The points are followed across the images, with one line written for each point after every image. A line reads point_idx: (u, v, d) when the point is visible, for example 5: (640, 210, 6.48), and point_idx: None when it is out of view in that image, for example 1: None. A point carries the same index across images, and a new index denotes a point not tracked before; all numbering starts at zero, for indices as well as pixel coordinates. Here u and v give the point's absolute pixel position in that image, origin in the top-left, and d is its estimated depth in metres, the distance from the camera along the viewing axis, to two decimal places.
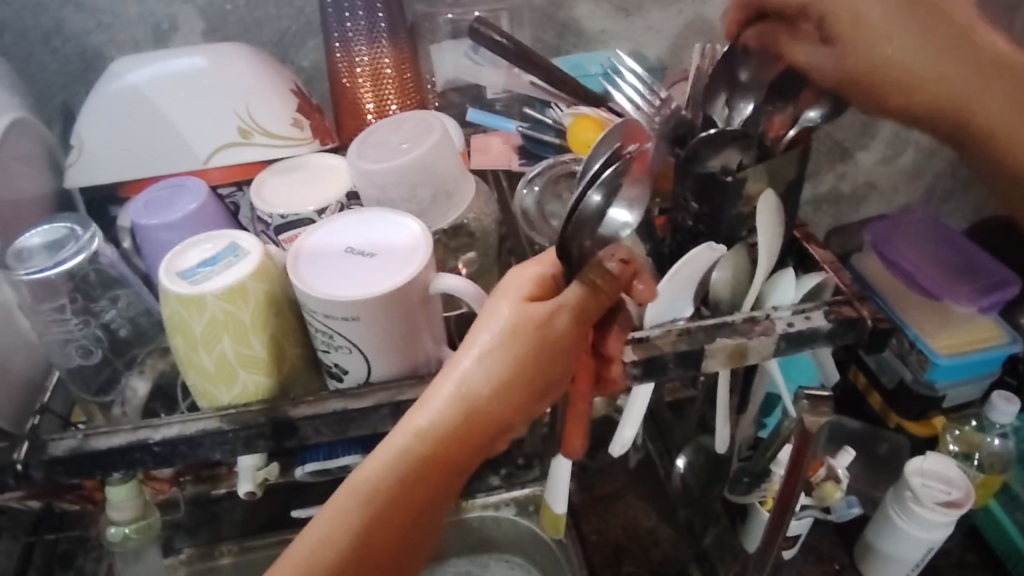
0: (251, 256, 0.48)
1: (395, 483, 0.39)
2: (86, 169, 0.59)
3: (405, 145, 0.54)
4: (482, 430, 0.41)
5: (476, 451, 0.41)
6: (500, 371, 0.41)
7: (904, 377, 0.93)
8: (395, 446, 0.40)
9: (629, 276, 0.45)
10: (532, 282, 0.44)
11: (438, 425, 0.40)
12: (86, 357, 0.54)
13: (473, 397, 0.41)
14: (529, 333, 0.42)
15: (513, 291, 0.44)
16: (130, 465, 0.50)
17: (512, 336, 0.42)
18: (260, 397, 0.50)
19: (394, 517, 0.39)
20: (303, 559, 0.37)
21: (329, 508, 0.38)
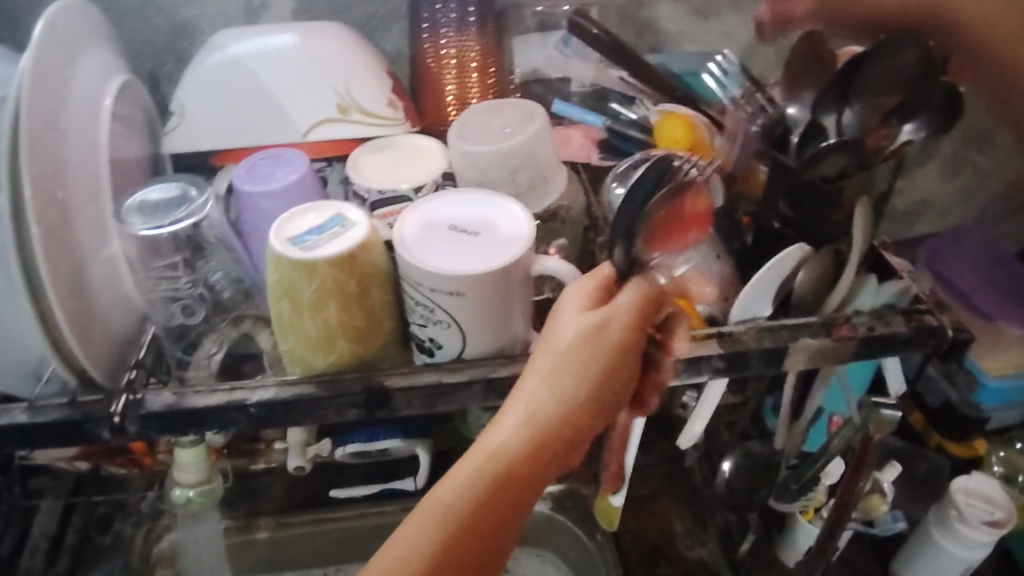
0: (358, 227, 0.50)
1: (472, 501, 0.41)
2: (187, 134, 0.61)
3: (508, 130, 0.56)
4: (550, 450, 0.43)
5: (548, 470, 0.43)
6: (569, 387, 0.44)
7: (950, 398, 0.94)
8: (472, 465, 0.42)
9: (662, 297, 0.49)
10: (584, 297, 0.47)
11: (513, 445, 0.43)
12: (187, 316, 0.56)
13: (543, 415, 0.43)
14: (588, 343, 0.45)
15: (569, 306, 0.47)
16: (223, 426, 0.51)
17: (576, 349, 0.45)
18: (354, 366, 0.52)
19: (475, 537, 0.40)
20: (385, 568, 0.39)
21: (409, 523, 0.40)
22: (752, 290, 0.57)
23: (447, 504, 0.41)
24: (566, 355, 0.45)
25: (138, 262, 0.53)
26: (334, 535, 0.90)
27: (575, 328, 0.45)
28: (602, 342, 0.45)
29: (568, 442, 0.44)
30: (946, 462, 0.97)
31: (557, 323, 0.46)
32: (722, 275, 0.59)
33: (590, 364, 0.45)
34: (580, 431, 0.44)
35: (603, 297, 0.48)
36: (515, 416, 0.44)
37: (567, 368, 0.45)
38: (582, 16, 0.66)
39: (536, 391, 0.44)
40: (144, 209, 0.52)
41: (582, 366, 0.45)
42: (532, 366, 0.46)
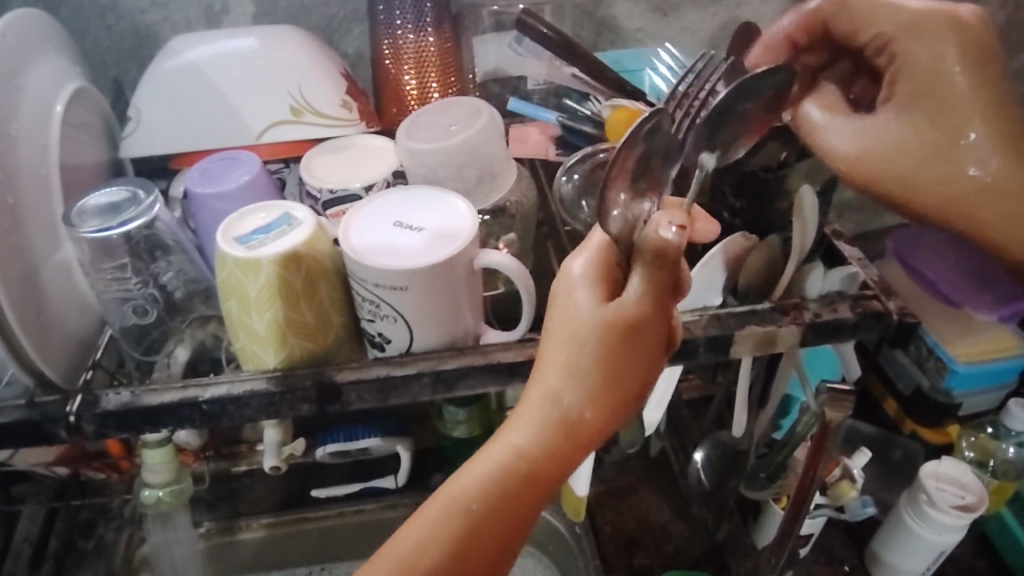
0: (304, 226, 0.51)
1: (491, 499, 0.43)
2: (143, 139, 0.62)
3: (455, 126, 0.57)
4: (569, 447, 0.44)
5: (569, 464, 0.44)
6: (589, 385, 0.43)
7: (921, 385, 0.95)
8: (490, 463, 0.43)
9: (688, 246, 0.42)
10: (600, 277, 0.45)
11: (535, 443, 0.43)
12: (142, 316, 0.57)
13: (563, 413, 0.43)
14: (609, 334, 0.43)
15: (587, 284, 0.44)
16: (179, 423, 0.51)
17: (595, 341, 0.43)
18: (305, 361, 0.53)
19: (492, 535, 0.43)
20: (404, 558, 0.42)
21: (427, 516, 0.43)
22: (700, 279, 0.58)
23: (464, 500, 0.43)
24: (584, 347, 0.43)
25: (88, 264, 0.53)
26: (313, 534, 0.91)
27: (592, 317, 0.43)
28: (623, 333, 0.43)
29: (589, 437, 0.44)
30: (921, 448, 0.99)
31: (574, 308, 0.44)
32: None
33: (607, 356, 0.43)
34: (600, 422, 0.44)
35: (616, 272, 0.45)
36: (535, 412, 0.44)
37: (586, 363, 0.43)
38: (532, 16, 0.67)
39: (556, 387, 0.44)
40: (91, 212, 0.53)
41: (601, 361, 0.43)
42: (550, 355, 0.44)
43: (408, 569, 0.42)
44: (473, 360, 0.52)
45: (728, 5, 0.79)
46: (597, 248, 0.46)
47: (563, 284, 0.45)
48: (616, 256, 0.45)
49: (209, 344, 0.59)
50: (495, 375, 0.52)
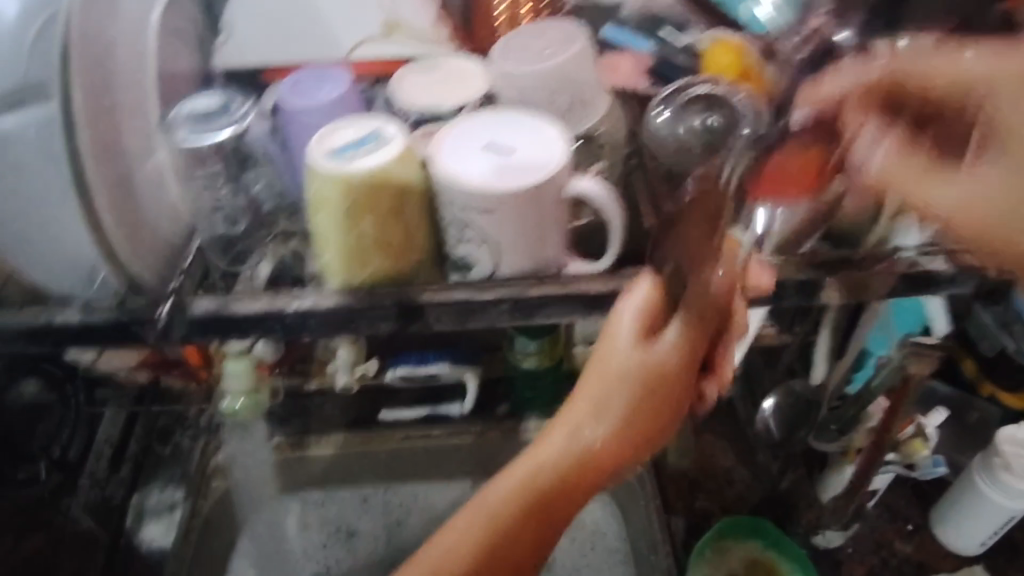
0: (395, 143, 0.51)
1: (516, 509, 0.48)
2: (236, 50, 0.62)
3: (547, 49, 0.56)
4: (635, 438, 0.49)
5: (590, 490, 0.49)
6: (615, 417, 0.49)
7: (1006, 347, 0.90)
8: (519, 477, 0.48)
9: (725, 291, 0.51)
10: (639, 316, 0.50)
11: (558, 461, 0.48)
12: (231, 227, 0.58)
13: (578, 451, 0.48)
14: (640, 381, 0.49)
15: (625, 327, 0.50)
16: (263, 334, 0.52)
17: (625, 382, 0.49)
18: (388, 280, 0.53)
19: (515, 543, 0.47)
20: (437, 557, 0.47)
21: (462, 521, 0.48)
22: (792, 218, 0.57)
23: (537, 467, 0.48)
24: (615, 384, 0.49)
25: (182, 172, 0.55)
26: (383, 455, 0.95)
27: (625, 364, 0.49)
28: (652, 375, 0.49)
29: (608, 473, 0.49)
30: (999, 412, 0.95)
31: (612, 347, 0.50)
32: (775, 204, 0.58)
33: (636, 390, 0.49)
34: (621, 452, 0.49)
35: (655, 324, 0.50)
36: (563, 436, 0.49)
37: (615, 399, 0.49)
38: None
39: (582, 426, 0.49)
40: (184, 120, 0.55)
41: (630, 403, 0.49)
42: (588, 380, 0.50)
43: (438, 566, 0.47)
44: (558, 289, 0.51)
45: None
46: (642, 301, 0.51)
47: (604, 332, 0.51)
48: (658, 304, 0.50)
49: (289, 261, 0.58)
50: (578, 305, 0.52)
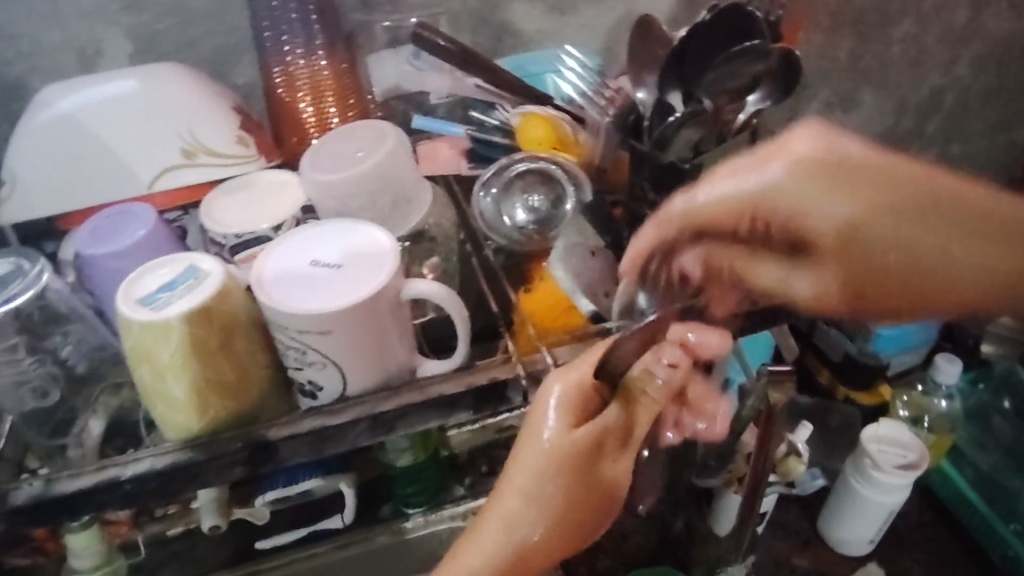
0: (212, 278, 0.47)
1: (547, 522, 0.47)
2: (23, 203, 0.57)
3: (361, 153, 0.53)
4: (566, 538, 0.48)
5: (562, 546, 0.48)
6: (550, 511, 0.47)
7: (848, 350, 0.98)
8: (534, 478, 0.47)
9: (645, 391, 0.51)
10: (574, 404, 0.48)
11: (538, 484, 0.47)
12: (42, 398, 0.50)
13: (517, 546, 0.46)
14: (568, 463, 0.47)
15: (558, 414, 0.48)
16: (99, 507, 0.48)
17: (555, 468, 0.47)
18: (230, 423, 0.49)
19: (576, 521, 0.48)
20: (534, 482, 0.47)
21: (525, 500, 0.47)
22: (632, 283, 0.55)
23: (623, 405, 0.50)
24: (537, 484, 0.47)
25: None
26: None
27: (556, 452, 0.47)
28: (583, 464, 0.48)
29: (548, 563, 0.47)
30: (857, 412, 1.01)
31: (536, 439, 0.47)
32: (600, 271, 0.56)
33: (553, 485, 0.47)
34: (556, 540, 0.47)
35: (592, 403, 0.49)
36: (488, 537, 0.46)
37: (535, 503, 0.46)
38: (426, 28, 0.64)
39: (512, 507, 0.46)
40: None
41: (561, 486, 0.47)
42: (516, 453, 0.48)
43: (537, 495, 0.46)
44: (412, 398, 0.49)
45: None
46: (577, 374, 0.49)
47: (538, 410, 0.48)
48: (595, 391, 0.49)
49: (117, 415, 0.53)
50: (436, 410, 0.50)
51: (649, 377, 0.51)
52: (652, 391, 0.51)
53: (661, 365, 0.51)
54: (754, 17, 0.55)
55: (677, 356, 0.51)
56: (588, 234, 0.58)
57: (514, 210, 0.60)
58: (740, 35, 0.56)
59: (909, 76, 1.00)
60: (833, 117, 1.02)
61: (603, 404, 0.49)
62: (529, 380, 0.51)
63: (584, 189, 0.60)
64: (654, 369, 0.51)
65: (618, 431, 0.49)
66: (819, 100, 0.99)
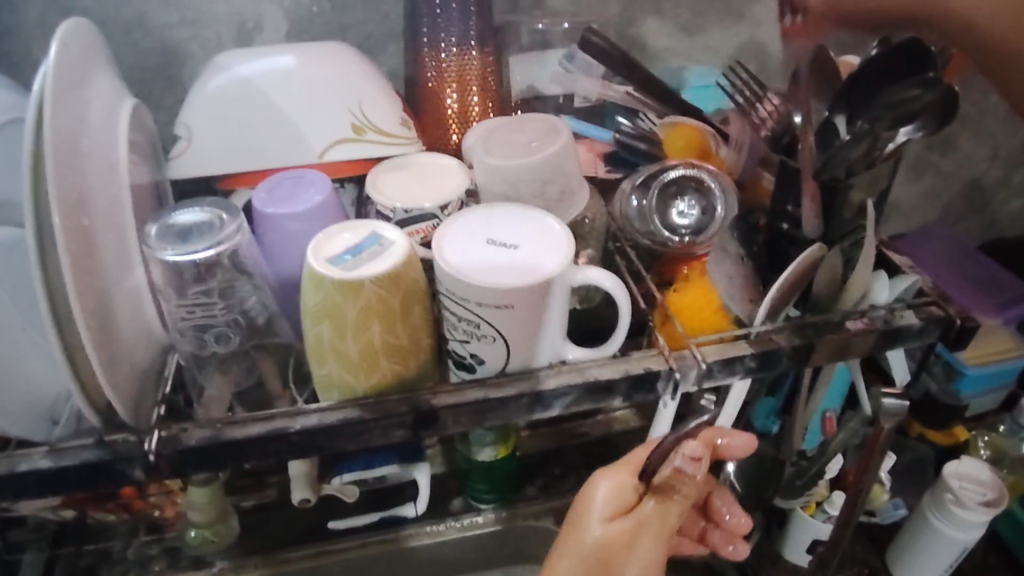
0: (398, 246, 0.49)
1: None
2: (196, 156, 0.59)
3: (535, 143, 0.56)
4: None
5: None
6: None
7: (931, 388, 1.01)
8: (571, 566, 0.50)
9: (685, 487, 0.52)
10: (614, 496, 0.52)
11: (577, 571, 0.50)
12: (223, 343, 0.53)
13: None
14: (606, 552, 0.50)
15: (596, 506, 0.52)
16: (266, 455, 0.50)
17: (594, 555, 0.50)
18: (393, 388, 0.51)
19: None
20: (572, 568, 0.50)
21: None
22: (781, 292, 0.56)
23: (658, 500, 0.51)
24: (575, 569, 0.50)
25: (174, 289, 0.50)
26: (336, 569, 0.77)
27: (595, 541, 0.50)
28: (620, 552, 0.51)
29: None
30: (930, 451, 1.02)
31: (582, 527, 0.51)
32: (744, 277, 0.58)
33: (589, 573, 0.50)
34: None
35: (632, 494, 0.52)
36: None
37: None
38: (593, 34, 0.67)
39: None
40: (176, 226, 0.51)
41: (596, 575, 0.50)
42: (565, 538, 0.52)
43: None
44: (571, 379, 0.51)
45: (749, 25, 0.81)
46: (625, 470, 0.53)
47: (584, 500, 0.52)
48: (636, 488, 0.52)
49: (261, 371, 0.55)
50: (590, 393, 0.52)
51: (677, 475, 0.52)
52: (689, 484, 0.52)
53: (686, 457, 0.52)
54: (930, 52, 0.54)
55: (699, 449, 0.53)
56: (733, 243, 0.60)
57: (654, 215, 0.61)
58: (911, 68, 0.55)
59: (1003, 128, 1.02)
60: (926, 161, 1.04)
61: (644, 496, 0.52)
62: (680, 373, 0.53)
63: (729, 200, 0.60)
64: (684, 462, 0.52)
65: (659, 527, 0.51)
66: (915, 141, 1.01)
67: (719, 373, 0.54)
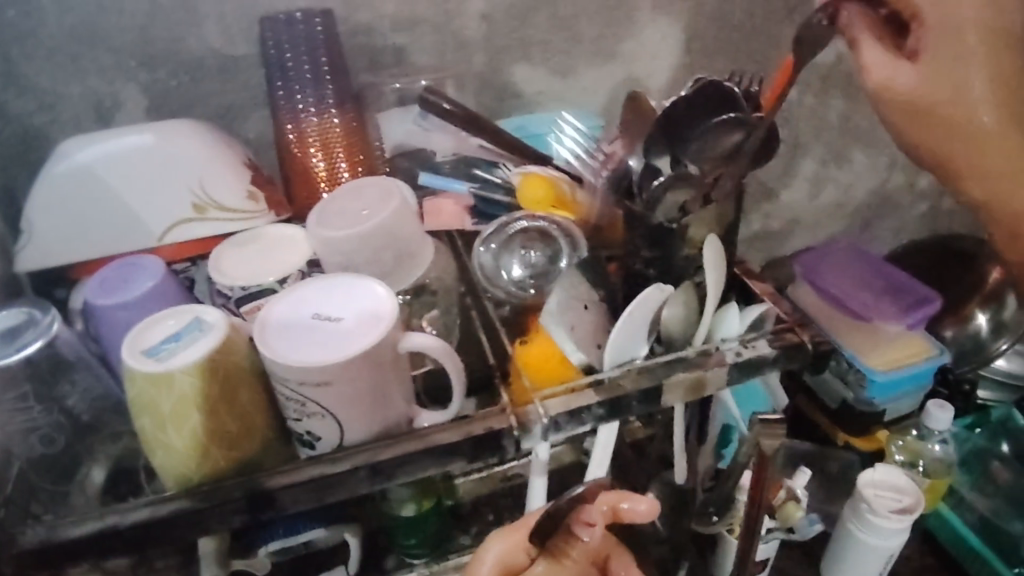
0: (216, 330, 0.49)
1: None
2: (39, 248, 0.59)
3: (365, 211, 0.56)
4: None
5: None
6: None
7: (846, 397, 1.00)
8: None
9: (581, 550, 0.52)
10: (503, 558, 0.52)
11: None
12: (48, 445, 0.54)
13: None
14: None
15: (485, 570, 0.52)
16: (101, 554, 0.49)
17: None
18: (230, 471, 0.50)
19: None
20: None
21: None
22: (623, 336, 0.56)
23: (549, 564, 0.52)
24: None
25: None
26: None
27: None
28: None
29: None
30: (857, 458, 1.02)
31: None
32: (594, 322, 0.57)
33: None
34: None
35: (523, 556, 0.53)
36: None
37: None
38: (433, 92, 0.69)
39: None
40: None
41: None
42: None
43: None
44: (411, 447, 0.51)
45: (623, 62, 0.81)
46: (515, 531, 0.53)
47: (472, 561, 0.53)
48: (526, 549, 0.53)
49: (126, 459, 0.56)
50: (433, 459, 0.51)
51: (573, 540, 0.52)
52: (581, 547, 0.52)
53: (583, 522, 0.52)
54: (733, 91, 0.59)
55: (596, 517, 0.52)
56: (584, 288, 0.60)
57: (505, 263, 0.62)
58: (722, 107, 0.59)
59: None
60: (827, 174, 1.04)
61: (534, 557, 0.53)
62: (520, 430, 0.53)
63: (578, 244, 0.62)
64: (579, 526, 0.52)
65: None
66: (815, 155, 1.01)
67: (568, 423, 0.54)
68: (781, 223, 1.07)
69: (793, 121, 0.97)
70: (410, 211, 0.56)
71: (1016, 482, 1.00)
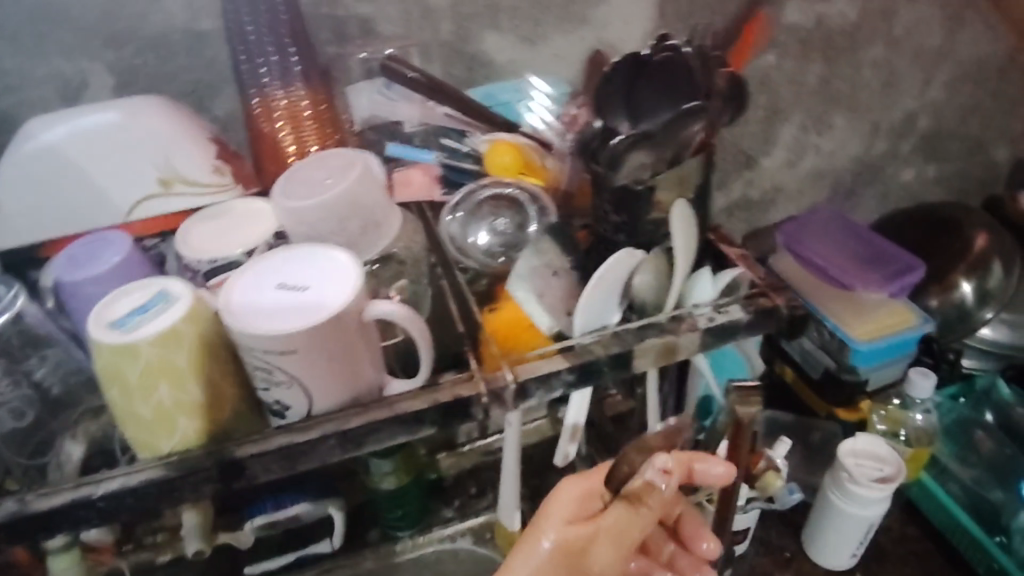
0: (182, 300, 0.49)
1: None
2: (8, 228, 0.59)
3: (329, 180, 0.56)
4: None
5: None
6: None
7: (829, 367, 1.00)
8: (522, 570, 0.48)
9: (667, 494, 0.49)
10: (575, 501, 0.50)
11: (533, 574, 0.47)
12: (18, 420, 0.54)
13: None
14: (564, 557, 0.48)
15: (557, 511, 0.50)
16: (75, 525, 0.49)
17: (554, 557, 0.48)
18: (202, 442, 0.51)
19: None
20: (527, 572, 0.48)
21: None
22: (594, 301, 0.56)
23: (625, 506, 0.49)
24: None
25: None
26: None
27: (556, 538, 0.48)
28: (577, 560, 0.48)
29: None
30: (839, 428, 1.02)
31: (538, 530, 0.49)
32: (564, 290, 0.59)
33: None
34: None
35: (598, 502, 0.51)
36: None
37: None
38: (394, 60, 0.69)
39: None
40: None
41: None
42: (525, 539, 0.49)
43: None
44: (380, 414, 0.51)
45: (594, 28, 0.80)
46: (588, 479, 0.52)
47: (550, 502, 0.51)
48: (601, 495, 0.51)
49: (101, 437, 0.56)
50: (402, 426, 0.52)
51: (650, 487, 0.49)
52: (657, 496, 0.49)
53: (657, 468, 0.49)
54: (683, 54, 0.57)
55: (670, 462, 0.49)
56: (555, 254, 0.60)
57: (474, 229, 0.63)
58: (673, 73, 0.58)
59: (880, 99, 1.03)
60: (806, 141, 1.04)
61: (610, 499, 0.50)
62: (490, 398, 0.53)
63: (547, 212, 0.63)
64: (654, 472, 0.49)
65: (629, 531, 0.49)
66: (792, 123, 1.01)
67: (541, 389, 0.54)
68: (761, 193, 1.07)
69: (771, 87, 0.97)
70: (373, 177, 0.57)
71: (999, 450, 0.98)
